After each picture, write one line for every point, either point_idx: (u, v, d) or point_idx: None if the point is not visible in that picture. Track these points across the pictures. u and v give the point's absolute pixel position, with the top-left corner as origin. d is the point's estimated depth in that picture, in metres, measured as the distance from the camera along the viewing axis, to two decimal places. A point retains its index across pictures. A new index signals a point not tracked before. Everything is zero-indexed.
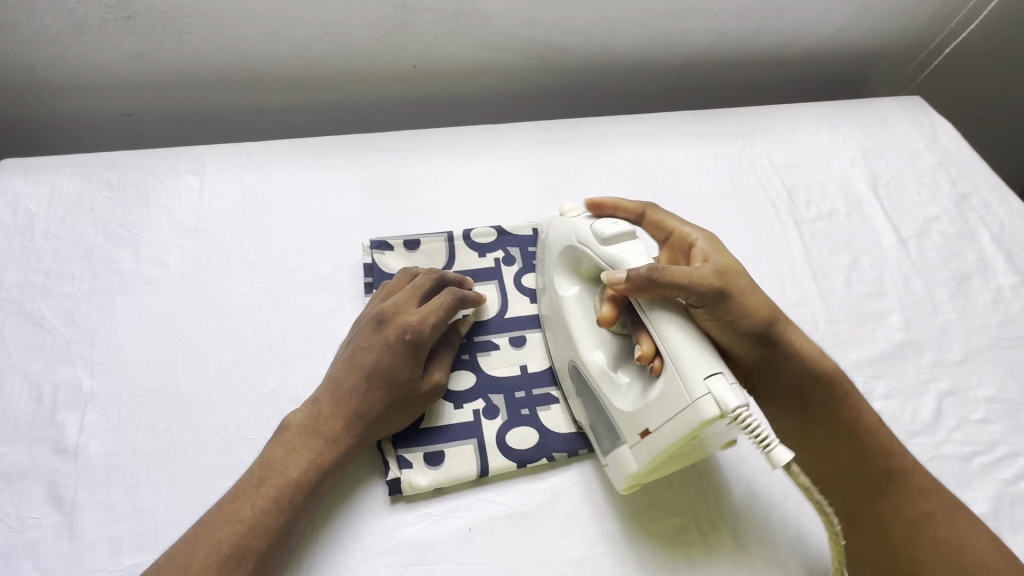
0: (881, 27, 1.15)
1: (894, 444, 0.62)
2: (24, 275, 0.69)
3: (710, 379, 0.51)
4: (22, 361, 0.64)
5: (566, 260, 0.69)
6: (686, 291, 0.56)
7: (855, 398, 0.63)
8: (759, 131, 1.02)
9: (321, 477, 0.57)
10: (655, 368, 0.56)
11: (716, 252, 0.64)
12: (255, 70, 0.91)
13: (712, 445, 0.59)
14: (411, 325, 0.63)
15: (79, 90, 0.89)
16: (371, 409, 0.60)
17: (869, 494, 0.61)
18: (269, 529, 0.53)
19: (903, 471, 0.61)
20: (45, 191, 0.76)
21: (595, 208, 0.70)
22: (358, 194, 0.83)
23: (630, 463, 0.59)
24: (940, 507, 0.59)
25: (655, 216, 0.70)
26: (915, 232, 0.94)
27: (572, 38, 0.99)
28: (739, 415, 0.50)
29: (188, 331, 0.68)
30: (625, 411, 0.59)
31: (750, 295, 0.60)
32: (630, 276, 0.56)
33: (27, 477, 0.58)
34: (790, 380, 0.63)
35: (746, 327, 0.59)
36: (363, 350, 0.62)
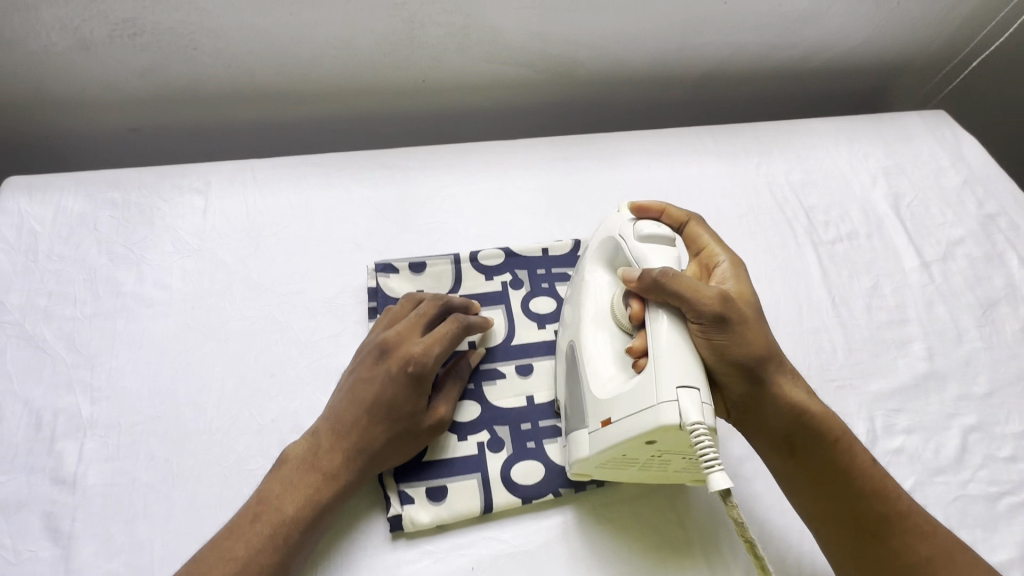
0: (904, 40, 1.11)
1: (890, 484, 0.58)
2: (27, 297, 0.69)
3: (681, 390, 0.51)
4: (22, 386, 0.63)
5: (602, 250, 0.67)
6: (688, 304, 0.55)
7: (847, 440, 0.59)
8: (776, 148, 0.99)
9: (317, 514, 0.55)
10: (639, 364, 0.57)
11: (732, 279, 0.62)
12: (261, 86, 0.90)
13: (674, 467, 0.58)
14: (414, 357, 0.61)
15: (86, 106, 0.88)
16: (371, 443, 0.58)
17: (864, 541, 0.57)
18: (263, 569, 0.51)
19: (899, 515, 0.57)
20: (49, 210, 0.75)
21: (639, 210, 0.68)
22: (364, 213, 0.81)
23: (584, 449, 0.59)
24: (940, 550, 0.56)
25: (695, 231, 0.67)
26: (939, 256, 0.90)
27: (584, 52, 0.97)
28: (694, 432, 0.50)
29: (189, 357, 0.67)
30: (597, 395, 0.58)
31: (748, 326, 0.57)
32: (642, 275, 0.57)
33: (25, 507, 0.57)
34: (777, 422, 0.58)
35: (739, 358, 0.56)
36: (364, 382, 0.61)
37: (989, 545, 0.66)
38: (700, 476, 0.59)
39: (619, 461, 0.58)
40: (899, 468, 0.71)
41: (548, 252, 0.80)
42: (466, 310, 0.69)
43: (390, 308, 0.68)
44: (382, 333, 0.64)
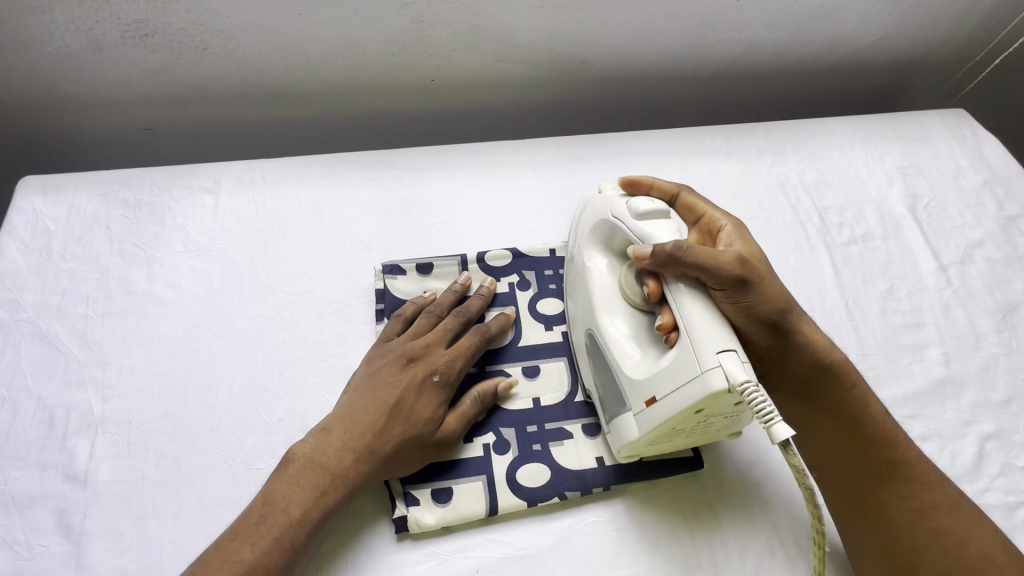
0: (923, 37, 1.09)
1: (901, 436, 0.60)
2: (41, 295, 0.70)
3: (722, 354, 0.52)
4: (36, 383, 0.64)
5: (600, 233, 0.68)
6: (709, 273, 0.56)
7: (863, 390, 0.61)
8: (789, 148, 0.98)
9: (323, 517, 0.56)
10: (672, 339, 0.58)
11: (739, 241, 0.64)
12: (271, 85, 0.91)
13: (717, 429, 0.60)
14: (441, 367, 0.64)
15: (100, 106, 0.90)
16: (388, 445, 0.59)
17: (871, 487, 0.59)
18: (269, 571, 0.52)
19: (907, 463, 0.59)
20: (63, 210, 0.76)
21: (629, 185, 0.69)
22: (373, 213, 0.81)
23: (633, 432, 0.59)
24: (945, 499, 0.57)
25: (688, 199, 0.68)
26: (957, 258, 0.88)
27: (593, 51, 0.96)
28: (746, 391, 0.50)
29: (199, 356, 0.68)
30: (634, 377, 0.59)
31: (769, 282, 0.59)
32: (654, 252, 0.57)
33: (38, 502, 0.58)
34: (798, 371, 0.62)
35: (763, 313, 0.58)
36: (386, 385, 0.62)
37: None
38: (737, 429, 0.61)
39: (668, 435, 0.58)
40: None
41: (555, 253, 0.79)
42: (485, 300, 0.72)
43: (403, 315, 0.69)
44: (406, 340, 0.66)
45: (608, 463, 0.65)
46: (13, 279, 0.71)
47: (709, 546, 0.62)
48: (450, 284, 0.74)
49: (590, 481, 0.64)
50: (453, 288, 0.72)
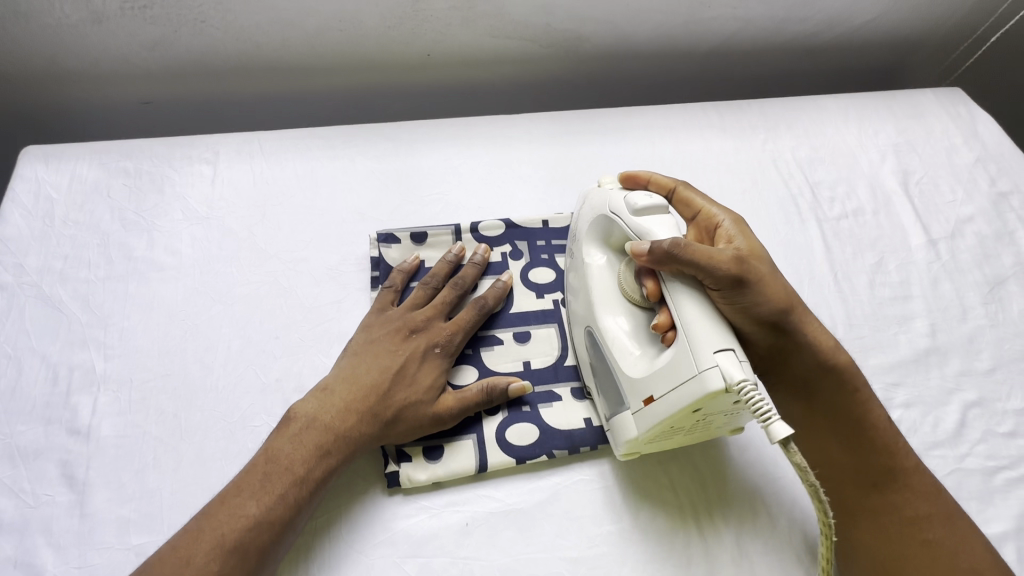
0: (920, 13, 1.09)
1: (899, 443, 0.61)
2: (44, 260, 0.72)
3: (719, 354, 0.53)
4: (39, 343, 0.66)
5: (599, 227, 0.68)
6: (705, 271, 0.57)
7: (865, 393, 0.62)
8: (782, 124, 0.98)
9: (325, 475, 0.57)
10: (668, 338, 0.58)
11: (739, 236, 0.63)
12: (269, 59, 0.92)
13: (716, 425, 0.60)
14: (442, 340, 0.66)
15: (101, 79, 0.91)
16: (391, 410, 0.61)
17: (864, 492, 0.60)
18: (272, 525, 0.52)
19: (904, 471, 0.60)
20: (65, 178, 0.78)
21: (629, 180, 0.72)
22: (369, 184, 0.82)
23: (631, 429, 0.60)
24: (939, 511, 0.58)
25: (685, 194, 0.69)
26: (946, 233, 0.89)
27: (589, 26, 0.96)
28: (744, 390, 0.51)
29: (198, 318, 0.70)
30: (632, 376, 0.60)
31: (767, 283, 0.59)
32: (652, 249, 0.58)
33: (43, 455, 0.60)
34: (801, 369, 0.62)
35: (761, 314, 0.59)
36: (390, 353, 0.64)
37: (984, 518, 0.66)
38: (739, 424, 0.61)
39: (665, 433, 0.59)
40: None
41: (548, 225, 0.80)
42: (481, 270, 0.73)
43: (397, 286, 0.71)
44: (408, 310, 0.68)
45: (596, 424, 0.67)
46: (17, 244, 0.72)
47: (694, 508, 0.63)
48: (444, 253, 0.75)
49: (578, 440, 0.65)
50: (445, 258, 0.73)
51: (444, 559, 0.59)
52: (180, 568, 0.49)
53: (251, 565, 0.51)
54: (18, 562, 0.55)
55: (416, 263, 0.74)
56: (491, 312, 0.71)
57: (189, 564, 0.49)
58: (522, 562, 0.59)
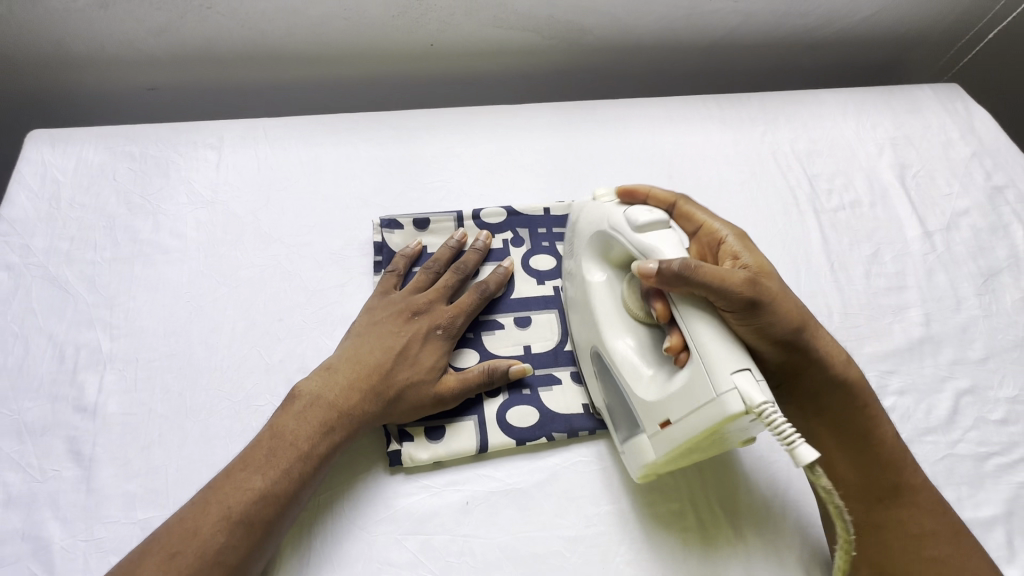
0: (918, 11, 1.10)
1: (907, 459, 0.61)
2: (51, 241, 0.72)
3: (736, 374, 0.51)
4: (46, 322, 0.67)
5: (597, 245, 0.67)
6: (719, 293, 0.54)
7: (875, 409, 0.62)
8: (782, 117, 0.99)
9: (330, 451, 0.58)
10: (682, 360, 0.56)
11: (745, 252, 0.63)
12: (273, 48, 0.92)
13: (731, 443, 0.59)
14: (443, 322, 0.67)
15: (105, 65, 0.92)
16: (393, 390, 0.62)
17: (870, 505, 0.61)
18: (277, 499, 0.53)
19: (912, 487, 0.60)
20: (71, 161, 0.79)
21: (625, 195, 0.69)
22: (372, 171, 0.83)
23: (648, 453, 0.59)
24: (945, 527, 0.58)
25: (687, 208, 0.68)
26: (942, 226, 0.90)
27: (592, 18, 0.97)
28: (765, 412, 0.49)
29: (203, 300, 0.70)
30: (647, 400, 0.58)
31: (782, 301, 0.58)
32: (661, 269, 0.55)
33: (49, 431, 0.61)
34: (811, 384, 0.62)
35: (776, 333, 0.57)
36: (392, 334, 0.65)
37: (974, 501, 0.67)
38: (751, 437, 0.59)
39: (685, 455, 0.58)
40: None
41: (549, 213, 0.81)
42: (482, 255, 0.74)
43: (398, 270, 0.72)
44: (409, 293, 0.69)
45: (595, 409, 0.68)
46: (23, 226, 0.73)
47: (692, 511, 0.63)
48: (446, 239, 0.76)
49: (577, 423, 0.67)
50: (447, 244, 0.74)
51: (444, 536, 0.59)
52: (188, 538, 0.50)
53: (257, 537, 0.52)
54: (26, 535, 0.56)
55: (418, 248, 0.75)
56: (492, 297, 0.72)
57: (197, 535, 0.50)
58: (522, 540, 0.60)
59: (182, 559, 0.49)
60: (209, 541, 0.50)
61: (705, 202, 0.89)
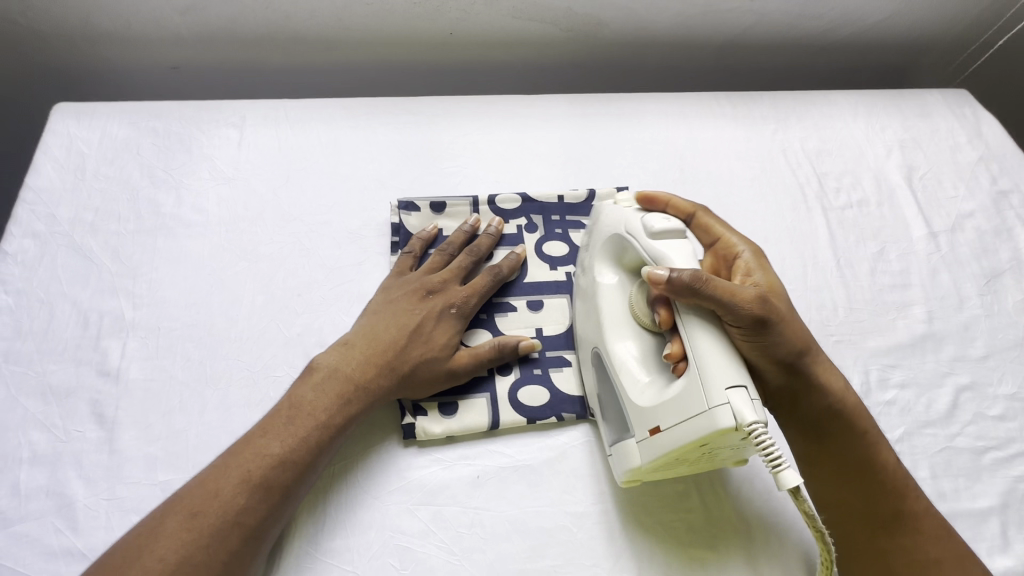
0: (929, 16, 1.12)
1: (909, 486, 0.61)
2: (76, 211, 0.74)
3: (732, 391, 0.51)
4: (71, 289, 0.69)
5: (611, 247, 0.68)
6: (727, 307, 0.55)
7: (874, 434, 0.62)
8: (793, 116, 1.01)
9: (346, 422, 0.59)
10: (679, 369, 0.57)
11: (759, 270, 0.63)
12: (296, 31, 0.94)
13: (722, 458, 0.59)
14: (457, 302, 0.69)
15: (132, 42, 0.94)
16: (407, 365, 0.63)
17: (873, 534, 0.60)
18: (297, 465, 0.55)
19: (914, 514, 0.60)
20: (97, 134, 0.80)
21: (645, 201, 0.69)
22: (390, 154, 0.85)
23: (635, 458, 0.59)
24: (950, 555, 0.58)
25: (705, 221, 0.68)
26: (947, 227, 0.92)
27: (609, 11, 0.99)
28: (754, 431, 0.50)
29: (223, 273, 0.72)
30: (639, 404, 0.59)
31: (787, 323, 0.58)
32: (672, 278, 0.55)
33: (74, 394, 0.63)
34: (810, 409, 0.62)
35: (778, 353, 0.58)
36: (407, 311, 0.66)
37: (971, 493, 0.69)
38: (745, 459, 0.59)
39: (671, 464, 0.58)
40: (890, 418, 0.73)
41: (563, 201, 0.82)
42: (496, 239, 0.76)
43: (415, 252, 0.73)
44: (424, 274, 0.70)
45: None
46: (49, 195, 0.75)
47: (693, 499, 0.64)
48: (461, 223, 0.78)
49: (585, 404, 0.68)
50: (461, 227, 0.76)
51: (455, 508, 0.61)
52: (209, 498, 0.51)
53: (275, 500, 0.54)
54: (50, 491, 0.57)
55: (434, 232, 0.76)
56: (505, 280, 0.74)
57: (217, 495, 0.51)
58: (529, 514, 0.61)
59: (204, 519, 0.50)
60: (229, 502, 0.51)
61: (715, 196, 0.90)
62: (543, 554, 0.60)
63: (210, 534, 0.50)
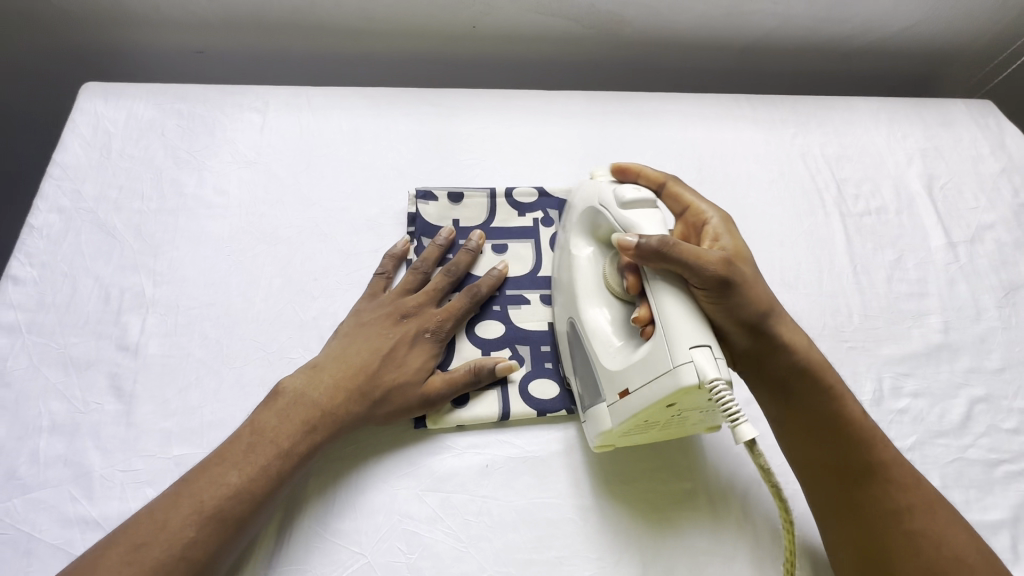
0: (955, 25, 1.10)
1: (878, 436, 0.60)
2: (101, 188, 0.75)
3: (695, 350, 0.52)
4: (94, 264, 0.70)
5: (586, 220, 0.68)
6: (692, 270, 0.55)
7: (839, 389, 0.62)
8: (814, 121, 1.00)
9: (311, 450, 0.58)
10: (648, 333, 0.57)
11: (727, 235, 0.63)
12: (322, 20, 0.95)
13: (691, 423, 0.59)
14: (432, 325, 0.67)
15: (159, 25, 0.95)
16: (379, 391, 0.62)
17: (845, 485, 0.59)
18: (253, 496, 0.54)
19: (884, 464, 0.58)
20: (123, 114, 0.81)
21: (618, 172, 0.70)
22: (409, 144, 0.85)
23: (606, 422, 0.59)
24: (921, 501, 0.57)
25: (676, 190, 0.68)
26: (967, 238, 0.91)
27: (633, 11, 0.99)
28: (716, 388, 0.50)
29: (242, 255, 0.73)
30: (609, 367, 0.59)
31: (751, 285, 0.59)
32: (641, 243, 0.55)
33: (94, 366, 0.64)
34: (777, 369, 0.62)
35: (742, 315, 0.59)
36: (380, 335, 0.65)
37: (982, 505, 0.68)
38: (718, 423, 0.60)
39: (640, 428, 0.58)
40: (901, 427, 0.73)
41: None
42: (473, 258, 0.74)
43: (387, 272, 0.71)
44: (398, 297, 0.69)
45: None
46: (76, 171, 0.76)
47: (700, 498, 0.64)
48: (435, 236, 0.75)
49: None
50: (438, 241, 0.74)
51: (463, 496, 0.62)
52: (156, 530, 0.50)
53: (228, 534, 0.52)
54: (68, 461, 0.58)
55: (406, 247, 0.74)
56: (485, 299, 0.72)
57: (165, 527, 0.50)
58: (537, 505, 0.62)
59: (149, 551, 0.49)
60: (177, 536, 0.50)
61: (733, 198, 0.90)
62: (549, 545, 0.60)
63: (155, 567, 0.49)
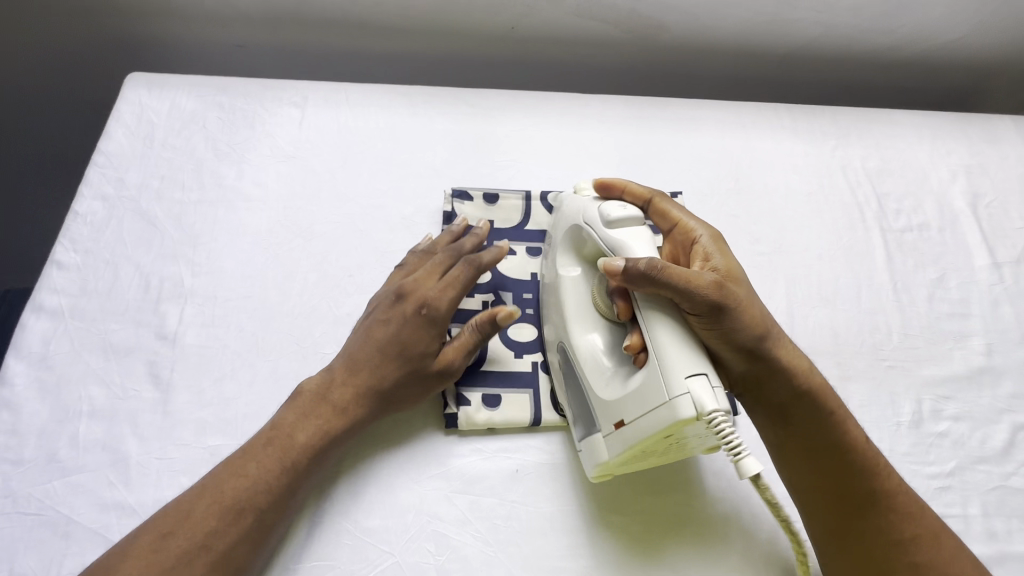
0: (1003, 39, 1.07)
1: (881, 463, 0.58)
2: (143, 178, 0.76)
3: (692, 378, 0.51)
4: (135, 253, 0.71)
5: (570, 239, 0.67)
6: (684, 295, 0.53)
7: (842, 414, 0.59)
8: (855, 133, 0.98)
9: (329, 446, 0.58)
10: (640, 360, 0.56)
11: (717, 253, 0.61)
12: (361, 17, 0.95)
13: (692, 448, 0.58)
14: (427, 299, 0.62)
15: (202, 18, 0.96)
16: (377, 381, 0.60)
17: (849, 516, 0.57)
18: (271, 487, 0.54)
19: (887, 493, 0.57)
20: (166, 105, 0.82)
21: (602, 189, 0.67)
22: (445, 143, 0.85)
23: (601, 453, 0.58)
24: (925, 532, 0.56)
25: (662, 205, 0.66)
26: (1012, 259, 0.88)
27: (673, 16, 0.98)
28: (715, 420, 0.49)
29: (279, 249, 0.73)
30: (603, 398, 0.58)
31: (748, 306, 0.56)
32: (628, 268, 0.54)
33: (133, 353, 0.65)
34: (777, 394, 0.59)
35: (740, 340, 0.56)
36: (378, 323, 0.63)
37: None
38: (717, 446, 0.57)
39: (638, 457, 0.57)
40: (941, 451, 0.71)
41: None
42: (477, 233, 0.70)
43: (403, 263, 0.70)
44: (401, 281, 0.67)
45: None
46: (119, 160, 0.77)
47: (734, 520, 0.62)
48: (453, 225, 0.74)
49: None
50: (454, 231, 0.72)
51: (492, 499, 0.61)
52: (179, 520, 0.51)
53: (248, 525, 0.52)
54: (106, 446, 0.59)
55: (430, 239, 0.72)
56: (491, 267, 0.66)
57: (188, 517, 0.51)
58: (567, 513, 0.61)
59: (174, 539, 0.50)
60: (199, 526, 0.51)
61: (770, 209, 0.88)
62: (580, 554, 0.59)
63: (180, 555, 0.49)
